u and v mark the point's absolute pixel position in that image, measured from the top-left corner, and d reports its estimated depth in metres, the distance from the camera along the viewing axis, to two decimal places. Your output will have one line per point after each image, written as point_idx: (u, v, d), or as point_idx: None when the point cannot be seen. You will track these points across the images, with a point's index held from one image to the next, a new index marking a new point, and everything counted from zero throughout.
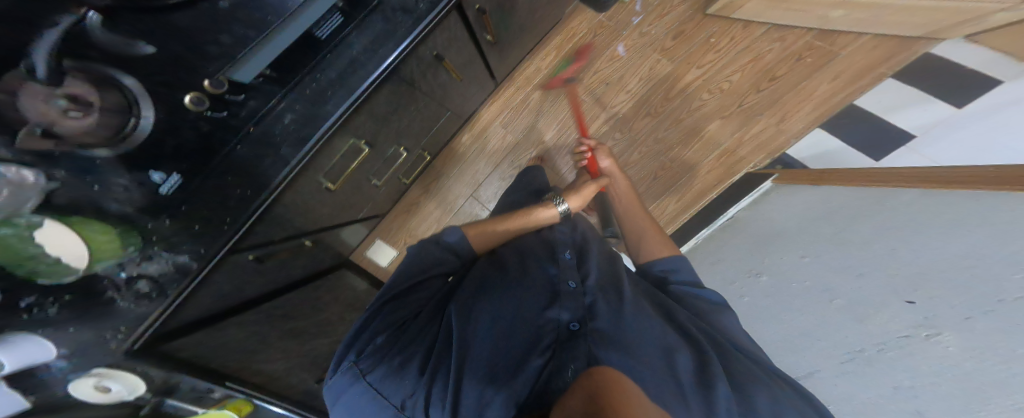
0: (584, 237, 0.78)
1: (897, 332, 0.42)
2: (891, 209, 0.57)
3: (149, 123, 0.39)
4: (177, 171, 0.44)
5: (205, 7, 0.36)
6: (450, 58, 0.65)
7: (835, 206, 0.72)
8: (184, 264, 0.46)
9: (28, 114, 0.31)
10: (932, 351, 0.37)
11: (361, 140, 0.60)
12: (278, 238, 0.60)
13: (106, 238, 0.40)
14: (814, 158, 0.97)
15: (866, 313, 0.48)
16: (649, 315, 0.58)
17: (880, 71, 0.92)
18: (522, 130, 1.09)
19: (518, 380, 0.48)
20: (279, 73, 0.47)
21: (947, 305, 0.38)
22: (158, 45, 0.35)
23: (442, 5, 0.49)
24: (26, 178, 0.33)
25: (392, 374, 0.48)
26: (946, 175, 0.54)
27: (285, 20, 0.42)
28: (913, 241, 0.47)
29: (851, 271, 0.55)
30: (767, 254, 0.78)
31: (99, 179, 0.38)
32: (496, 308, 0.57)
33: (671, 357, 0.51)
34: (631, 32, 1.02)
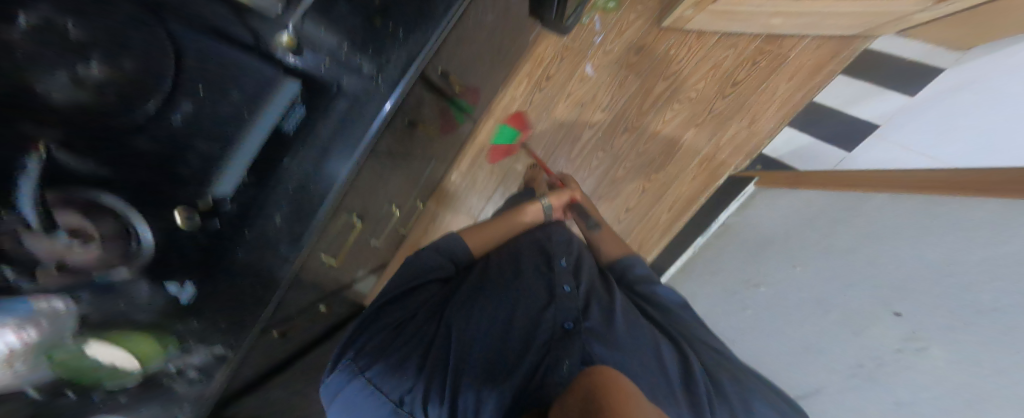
0: (577, 249, 0.87)
1: (894, 346, 0.57)
2: (864, 214, 0.75)
3: (150, 242, 0.41)
4: (189, 279, 0.45)
5: (157, 126, 0.41)
6: (424, 120, 0.67)
7: (812, 213, 0.89)
8: (219, 352, 0.44)
9: (37, 251, 0.33)
10: (925, 363, 0.53)
11: (353, 213, 0.60)
12: (295, 312, 0.62)
13: (148, 343, 0.41)
14: (791, 154, 1.08)
15: (860, 326, 0.65)
16: (639, 323, 0.74)
17: (829, 68, 1.03)
18: (508, 162, 1.16)
19: (513, 377, 0.62)
20: (259, 177, 0.48)
21: (926, 316, 0.55)
22: (111, 165, 0.39)
23: (411, 73, 0.48)
24: (59, 307, 0.35)
25: (388, 370, 0.62)
26: (906, 185, 0.70)
27: (241, 131, 0.45)
28: (893, 247, 0.65)
29: (840, 282, 0.72)
30: (762, 264, 0.94)
31: (122, 296, 0.40)
32: (491, 314, 0.72)
33: (659, 352, 0.68)
34: (595, 53, 1.05)
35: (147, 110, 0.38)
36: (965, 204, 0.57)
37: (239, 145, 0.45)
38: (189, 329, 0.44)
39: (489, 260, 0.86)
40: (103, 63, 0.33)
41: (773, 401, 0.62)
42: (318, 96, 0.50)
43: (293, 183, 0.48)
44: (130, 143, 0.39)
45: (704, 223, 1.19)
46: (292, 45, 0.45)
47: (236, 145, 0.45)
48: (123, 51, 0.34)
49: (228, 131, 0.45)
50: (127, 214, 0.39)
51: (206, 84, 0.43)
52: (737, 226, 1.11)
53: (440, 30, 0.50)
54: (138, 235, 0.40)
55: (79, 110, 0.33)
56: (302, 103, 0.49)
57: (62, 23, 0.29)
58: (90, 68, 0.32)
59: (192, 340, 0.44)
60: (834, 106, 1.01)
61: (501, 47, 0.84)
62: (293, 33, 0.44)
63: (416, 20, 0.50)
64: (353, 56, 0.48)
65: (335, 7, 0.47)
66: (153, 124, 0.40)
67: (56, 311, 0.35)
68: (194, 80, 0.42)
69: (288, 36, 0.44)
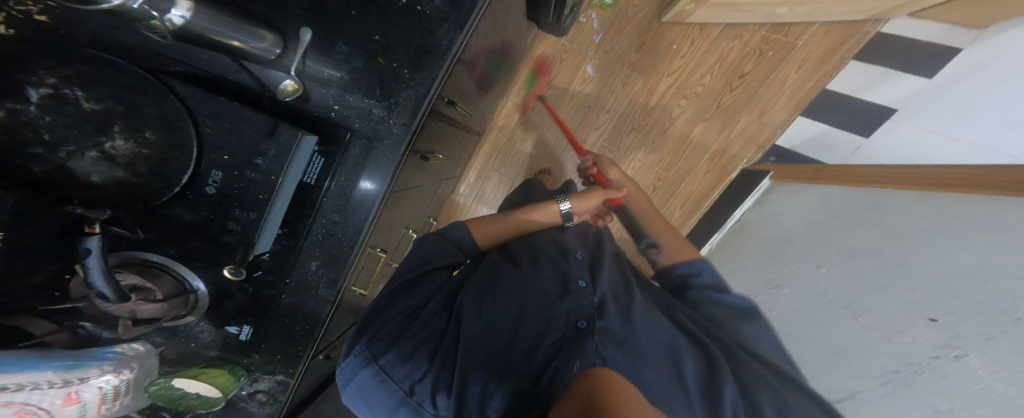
0: (594, 241, 0.86)
1: (930, 353, 0.53)
2: (891, 214, 0.71)
3: (205, 292, 0.45)
4: (247, 322, 0.50)
5: (192, 196, 0.42)
6: (434, 150, 0.71)
7: (836, 207, 0.85)
8: (282, 379, 0.52)
9: (111, 311, 0.38)
10: (963, 371, 0.48)
11: (377, 247, 0.63)
12: (336, 337, 0.70)
13: (223, 376, 0.47)
14: (806, 144, 1.03)
15: (891, 331, 0.60)
16: (663, 325, 0.65)
17: (840, 55, 0.99)
18: (514, 170, 1.18)
19: (524, 369, 0.57)
20: (291, 227, 0.50)
21: (967, 325, 0.50)
22: (162, 232, 0.41)
23: (421, 112, 0.49)
24: (138, 348, 0.40)
25: (400, 359, 0.59)
26: (939, 179, 0.67)
27: (274, 192, 0.45)
28: (928, 247, 0.61)
29: (869, 286, 0.67)
30: (784, 267, 0.90)
31: (189, 338, 0.47)
32: (502, 307, 0.67)
33: (677, 359, 0.60)
34: (595, 52, 1.09)
35: (184, 179, 0.40)
36: (1006, 202, 0.53)
37: (270, 208, 0.45)
38: (252, 360, 0.52)
39: (510, 249, 0.81)
40: (126, 137, 0.33)
41: (795, 402, 0.55)
42: (333, 143, 0.51)
43: (321, 231, 0.51)
44: (171, 214, 0.41)
45: (717, 220, 1.15)
46: (296, 90, 0.47)
47: (268, 206, 0.45)
48: (144, 124, 0.35)
49: (261, 197, 0.44)
50: (179, 270, 0.43)
51: (229, 153, 0.42)
52: (755, 222, 1.07)
53: (448, 66, 0.47)
54: (194, 288, 0.44)
55: (121, 189, 0.34)
56: (318, 153, 0.50)
57: (68, 91, 0.29)
58: (114, 143, 0.32)
59: (258, 371, 0.52)
60: (846, 93, 0.97)
61: (496, 61, 0.82)
62: (296, 79, 0.46)
63: (416, 61, 0.48)
64: (367, 100, 0.50)
65: (333, 45, 0.46)
66: (188, 194, 0.41)
67: (139, 353, 0.39)
68: (218, 150, 0.42)
69: (292, 83, 0.46)
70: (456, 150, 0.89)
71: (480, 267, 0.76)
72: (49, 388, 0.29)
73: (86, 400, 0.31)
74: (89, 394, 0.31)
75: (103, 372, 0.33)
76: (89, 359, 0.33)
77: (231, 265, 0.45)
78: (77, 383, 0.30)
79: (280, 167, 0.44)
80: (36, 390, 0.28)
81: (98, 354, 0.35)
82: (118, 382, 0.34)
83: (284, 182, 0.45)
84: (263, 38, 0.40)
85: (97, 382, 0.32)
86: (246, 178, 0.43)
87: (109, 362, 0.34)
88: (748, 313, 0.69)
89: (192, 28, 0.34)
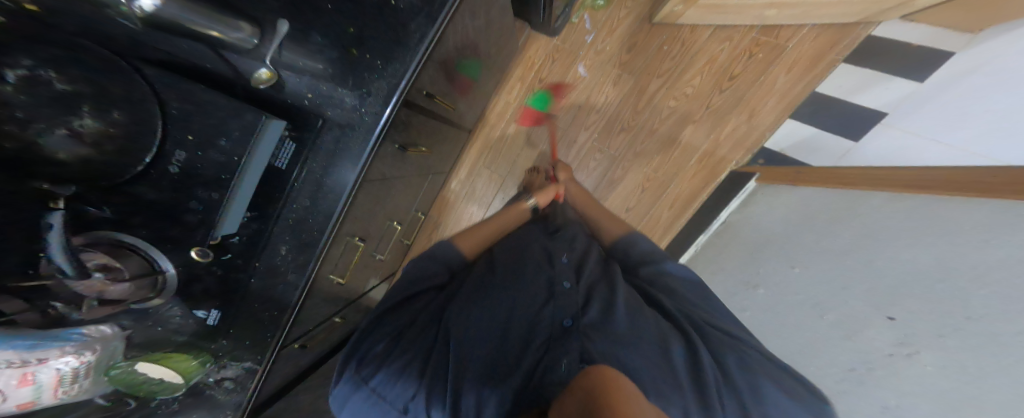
0: (586, 245, 0.82)
1: (885, 350, 0.52)
2: (863, 217, 0.69)
3: (173, 273, 0.46)
4: (214, 306, 0.52)
5: (155, 174, 0.43)
6: (416, 143, 0.69)
7: (816, 210, 0.82)
8: (249, 366, 0.53)
9: (77, 290, 0.38)
10: (913, 368, 0.47)
11: (355, 236, 0.63)
12: (314, 326, 0.70)
13: (187, 362, 0.49)
14: (795, 147, 1.00)
15: (851, 330, 0.60)
16: (645, 312, 0.64)
17: (830, 57, 0.98)
18: (505, 168, 1.18)
19: (511, 379, 0.54)
20: (259, 210, 0.52)
21: (921, 324, 0.49)
22: (129, 211, 0.43)
23: (395, 101, 0.47)
24: (105, 330, 0.41)
25: (391, 377, 0.57)
26: (916, 179, 0.63)
27: (239, 172, 0.46)
28: (894, 247, 0.59)
29: (837, 285, 0.66)
30: (760, 267, 0.88)
31: (157, 321, 0.48)
32: (488, 312, 0.65)
33: (666, 346, 0.58)
34: (587, 52, 1.09)
35: (145, 161, 0.41)
36: (959, 200, 0.52)
37: (233, 189, 0.47)
38: (221, 346, 0.54)
39: (495, 259, 0.79)
40: (94, 116, 0.34)
41: (757, 367, 0.56)
42: (304, 129, 0.52)
43: (292, 214, 0.52)
44: (133, 192, 0.43)
45: (704, 223, 1.13)
46: (271, 78, 0.48)
47: (232, 187, 0.46)
48: (111, 105, 0.35)
49: (222, 177, 0.46)
50: (147, 251, 0.44)
51: (194, 133, 0.43)
52: (738, 224, 1.05)
53: (423, 52, 0.45)
54: (162, 269, 0.45)
55: (85, 167, 0.35)
56: (290, 138, 0.52)
57: (43, 72, 0.30)
58: (82, 122, 0.33)
59: (225, 358, 0.54)
60: (835, 96, 0.93)
61: (484, 53, 0.81)
62: (270, 68, 0.47)
63: (390, 51, 0.48)
64: (340, 90, 0.51)
65: (309, 37, 0.48)
66: (151, 172, 0.43)
67: (105, 335, 0.40)
68: (183, 130, 0.43)
69: (267, 71, 0.47)
70: (441, 144, 0.89)
71: (467, 280, 0.75)
72: (5, 368, 0.30)
73: (41, 382, 0.32)
74: (45, 376, 0.32)
75: (64, 354, 0.34)
76: (51, 339, 0.34)
77: (195, 248, 0.47)
78: (34, 364, 0.31)
79: (245, 145, 0.46)
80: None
81: (61, 335, 0.35)
82: (77, 366, 0.35)
83: (247, 163, 0.46)
84: (241, 27, 0.40)
85: (55, 363, 0.33)
86: (211, 159, 0.44)
87: (73, 343, 0.35)
88: (698, 291, 0.70)
89: (163, 17, 0.35)
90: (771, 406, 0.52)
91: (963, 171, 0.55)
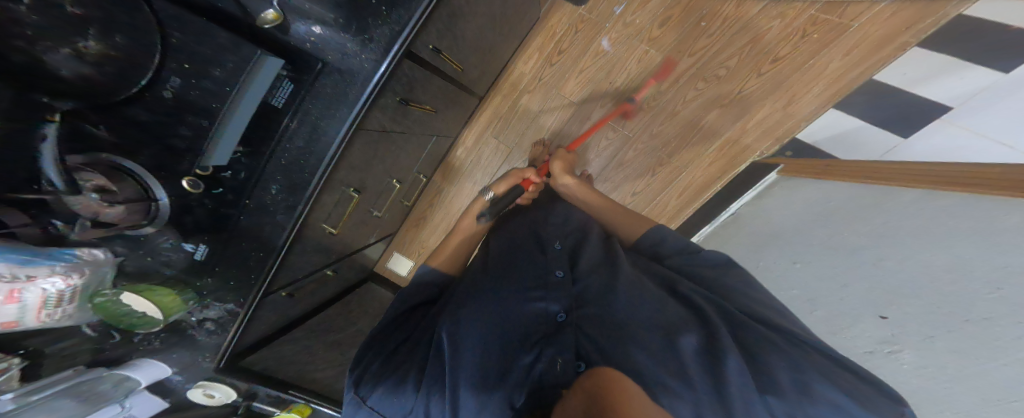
0: (584, 225, 0.76)
1: (866, 348, 0.55)
2: (884, 212, 0.64)
3: (167, 203, 0.45)
4: (203, 242, 0.51)
5: (151, 98, 0.41)
6: (417, 97, 0.63)
7: (834, 204, 0.77)
8: (232, 308, 0.55)
9: (76, 206, 0.37)
10: (891, 363, 0.50)
11: (350, 187, 0.62)
12: (304, 275, 0.70)
13: (171, 298, 0.48)
14: (831, 140, 0.92)
15: (839, 326, 0.61)
16: (648, 295, 0.55)
17: (902, 40, 0.81)
18: (513, 138, 1.15)
19: (509, 381, 0.49)
20: (252, 147, 0.51)
21: (914, 323, 0.48)
22: (123, 134, 0.40)
23: (394, 54, 0.45)
24: (99, 255, 0.42)
25: (390, 392, 0.51)
26: (950, 176, 0.57)
27: (229, 105, 0.46)
28: (903, 246, 0.55)
29: (836, 282, 0.65)
30: (761, 262, 0.87)
31: (149, 252, 0.48)
32: (481, 309, 0.57)
33: (671, 334, 0.48)
34: (614, 25, 1.00)
35: (140, 83, 0.38)
36: (985, 200, 0.48)
37: (223, 117, 0.46)
38: (205, 285, 0.54)
39: (489, 247, 0.76)
40: (100, 40, 0.33)
41: (806, 359, 0.40)
42: (303, 71, 0.49)
43: (285, 156, 0.52)
44: (127, 115, 0.40)
45: (709, 216, 1.10)
46: (277, 21, 0.44)
47: (224, 116, 0.46)
48: (116, 29, 0.34)
49: (213, 106, 0.45)
50: (145, 178, 0.43)
51: (189, 61, 0.41)
52: (748, 216, 1.01)
53: (426, 6, 0.44)
54: (156, 197, 0.44)
55: (85, 86, 0.35)
56: (288, 78, 0.50)
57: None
58: (87, 44, 0.33)
59: (209, 298, 0.54)
60: (894, 85, 0.83)
61: (501, 12, 0.74)
62: (278, 10, 0.43)
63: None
64: (341, 34, 0.46)
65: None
66: (147, 97, 0.40)
67: (97, 260, 0.41)
68: (177, 58, 0.41)
69: (274, 12, 0.43)
70: (449, 106, 0.86)
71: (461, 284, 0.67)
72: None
73: (28, 301, 0.34)
74: (32, 295, 0.34)
75: (52, 274, 0.35)
76: (41, 259, 0.35)
77: (185, 179, 0.46)
78: (23, 281, 0.32)
79: (240, 74, 0.45)
80: None
81: (54, 255, 0.37)
82: (64, 288, 0.36)
83: (237, 97, 0.46)
84: None
85: (43, 283, 0.34)
86: (202, 87, 0.43)
87: (63, 264, 0.37)
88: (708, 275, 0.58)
89: None
90: (824, 406, 0.37)
91: (1001, 167, 0.50)
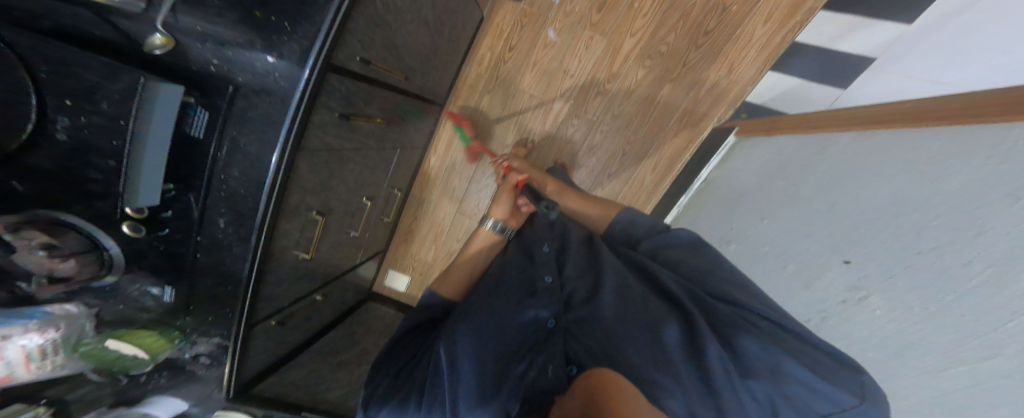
0: (564, 228, 0.71)
1: (837, 298, 0.50)
2: (829, 158, 0.64)
3: (118, 251, 0.45)
4: (166, 282, 0.53)
5: (48, 144, 0.34)
6: (358, 111, 0.64)
7: (787, 157, 0.76)
8: (220, 341, 0.64)
9: (26, 267, 0.37)
10: (863, 312, 0.46)
11: (313, 211, 0.64)
12: (290, 303, 0.72)
13: (152, 339, 0.54)
14: (779, 98, 0.95)
15: (809, 279, 0.57)
16: (630, 285, 0.56)
17: (809, 5, 0.85)
18: (483, 140, 1.15)
19: (504, 388, 0.48)
20: (184, 182, 0.49)
21: (876, 263, 0.46)
22: (34, 184, 0.34)
23: (312, 65, 0.44)
24: (70, 310, 0.43)
25: (398, 409, 0.52)
26: (904, 113, 0.55)
27: (132, 142, 0.40)
28: (854, 189, 0.55)
29: (800, 231, 0.63)
30: (733, 222, 0.85)
31: (119, 300, 0.49)
32: (474, 324, 0.54)
33: (654, 324, 0.49)
34: (556, 15, 1.00)
35: (30, 127, 0.31)
36: (934, 133, 0.46)
37: (132, 155, 0.41)
38: (184, 323, 0.59)
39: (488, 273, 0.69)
40: None
41: (773, 340, 0.43)
42: (214, 95, 0.47)
43: (225, 188, 0.52)
44: (27, 165, 0.33)
45: (683, 187, 1.09)
46: (169, 45, 0.40)
47: (130, 154, 0.40)
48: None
49: (115, 143, 0.39)
50: (91, 230, 0.41)
51: (71, 97, 0.34)
52: (717, 181, 1.01)
53: (335, 13, 0.43)
54: (105, 246, 0.43)
55: None
56: (200, 105, 0.46)
57: None
58: None
59: (193, 334, 0.61)
60: (815, 46, 0.86)
61: (433, 17, 0.75)
62: (166, 33, 0.39)
63: (298, 11, 0.44)
64: (249, 53, 0.45)
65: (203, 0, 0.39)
66: (43, 141, 0.34)
67: (70, 313, 0.43)
68: (57, 93, 0.33)
69: (162, 36, 0.39)
70: (402, 118, 0.87)
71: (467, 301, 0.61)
72: None
73: (11, 358, 0.36)
74: (13, 352, 0.35)
75: (27, 332, 0.37)
76: (12, 317, 0.37)
77: (124, 224, 0.44)
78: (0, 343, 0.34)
79: (132, 101, 0.39)
80: None
81: (24, 315, 0.38)
82: (43, 342, 0.38)
83: (139, 127, 0.40)
84: None
85: (19, 342, 0.36)
86: (96, 124, 0.37)
87: (35, 322, 0.38)
88: (693, 245, 0.59)
89: None
90: (797, 386, 0.40)
91: (953, 100, 0.48)
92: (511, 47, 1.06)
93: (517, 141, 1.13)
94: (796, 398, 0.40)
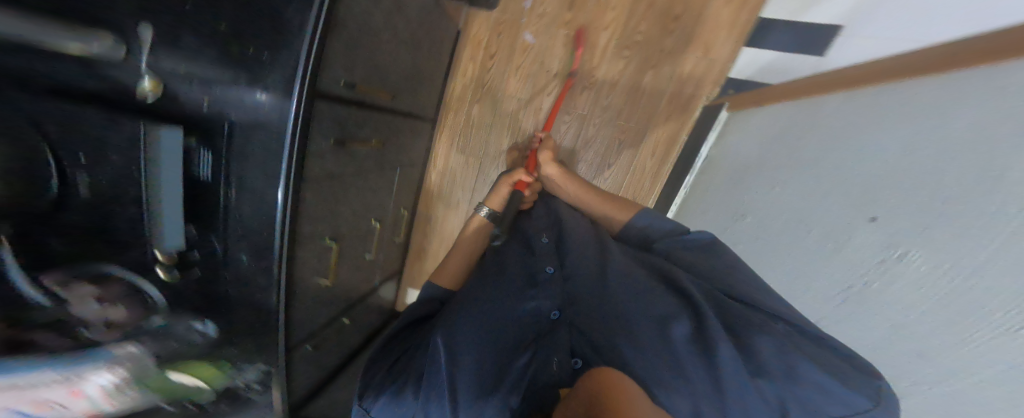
0: (558, 216, 0.77)
1: (874, 259, 0.44)
2: (830, 118, 0.61)
3: (158, 295, 0.50)
4: (204, 317, 0.55)
5: (77, 203, 0.40)
6: (352, 138, 0.69)
7: (787, 124, 0.74)
8: (265, 368, 0.62)
9: (84, 317, 0.43)
10: (907, 272, 0.39)
11: (326, 238, 0.69)
12: (320, 328, 0.77)
13: (207, 369, 0.54)
14: (761, 73, 0.90)
15: (838, 243, 0.51)
16: (637, 275, 0.55)
17: None
18: (479, 149, 1.18)
19: (506, 383, 0.45)
20: (202, 223, 0.52)
21: (907, 216, 0.41)
22: (74, 243, 0.41)
23: (296, 95, 0.45)
24: (131, 350, 0.46)
25: (392, 399, 0.48)
26: (900, 65, 0.52)
27: (152, 193, 0.45)
28: (867, 143, 0.51)
29: (818, 193, 0.58)
30: (746, 194, 0.79)
31: (168, 336, 0.51)
32: (474, 312, 0.52)
33: (660, 320, 0.48)
34: (530, 19, 1.02)
35: (50, 185, 0.36)
36: (943, 80, 0.43)
37: (153, 205, 0.45)
38: (229, 353, 0.58)
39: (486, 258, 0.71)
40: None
41: (788, 340, 0.42)
42: (215, 136, 0.49)
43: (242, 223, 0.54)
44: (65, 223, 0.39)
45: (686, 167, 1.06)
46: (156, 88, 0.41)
47: (151, 204, 0.45)
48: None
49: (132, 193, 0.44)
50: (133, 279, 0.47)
51: (85, 150, 0.38)
52: (719, 157, 0.97)
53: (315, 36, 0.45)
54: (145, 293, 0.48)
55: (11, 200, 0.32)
56: (204, 147, 0.49)
57: None
58: None
59: (240, 363, 0.59)
60: (783, 17, 0.82)
61: (410, 36, 0.78)
62: (152, 76, 0.40)
63: (276, 42, 0.45)
64: (236, 89, 0.47)
65: (180, 38, 0.40)
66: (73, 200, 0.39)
67: (132, 354, 0.45)
68: (72, 149, 0.37)
69: (149, 82, 0.40)
70: (396, 136, 0.91)
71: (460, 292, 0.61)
72: (55, 385, 0.38)
73: (91, 394, 0.42)
74: (92, 389, 0.41)
75: (100, 371, 0.42)
76: (83, 357, 0.41)
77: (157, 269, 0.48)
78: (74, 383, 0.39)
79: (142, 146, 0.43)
80: (45, 387, 0.37)
81: (94, 353, 0.42)
82: (114, 379, 0.43)
83: (153, 175, 0.44)
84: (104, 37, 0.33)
85: (96, 380, 0.42)
86: (109, 175, 0.41)
87: (105, 360, 0.42)
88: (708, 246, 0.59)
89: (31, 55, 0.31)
90: (811, 390, 0.38)
91: (951, 46, 0.45)
92: (491, 55, 1.08)
93: (511, 146, 1.14)
94: (809, 402, 0.38)
